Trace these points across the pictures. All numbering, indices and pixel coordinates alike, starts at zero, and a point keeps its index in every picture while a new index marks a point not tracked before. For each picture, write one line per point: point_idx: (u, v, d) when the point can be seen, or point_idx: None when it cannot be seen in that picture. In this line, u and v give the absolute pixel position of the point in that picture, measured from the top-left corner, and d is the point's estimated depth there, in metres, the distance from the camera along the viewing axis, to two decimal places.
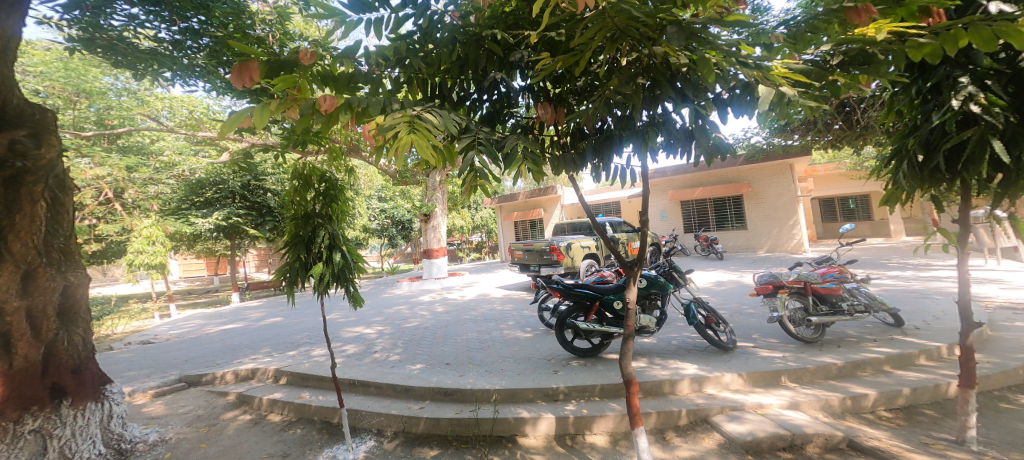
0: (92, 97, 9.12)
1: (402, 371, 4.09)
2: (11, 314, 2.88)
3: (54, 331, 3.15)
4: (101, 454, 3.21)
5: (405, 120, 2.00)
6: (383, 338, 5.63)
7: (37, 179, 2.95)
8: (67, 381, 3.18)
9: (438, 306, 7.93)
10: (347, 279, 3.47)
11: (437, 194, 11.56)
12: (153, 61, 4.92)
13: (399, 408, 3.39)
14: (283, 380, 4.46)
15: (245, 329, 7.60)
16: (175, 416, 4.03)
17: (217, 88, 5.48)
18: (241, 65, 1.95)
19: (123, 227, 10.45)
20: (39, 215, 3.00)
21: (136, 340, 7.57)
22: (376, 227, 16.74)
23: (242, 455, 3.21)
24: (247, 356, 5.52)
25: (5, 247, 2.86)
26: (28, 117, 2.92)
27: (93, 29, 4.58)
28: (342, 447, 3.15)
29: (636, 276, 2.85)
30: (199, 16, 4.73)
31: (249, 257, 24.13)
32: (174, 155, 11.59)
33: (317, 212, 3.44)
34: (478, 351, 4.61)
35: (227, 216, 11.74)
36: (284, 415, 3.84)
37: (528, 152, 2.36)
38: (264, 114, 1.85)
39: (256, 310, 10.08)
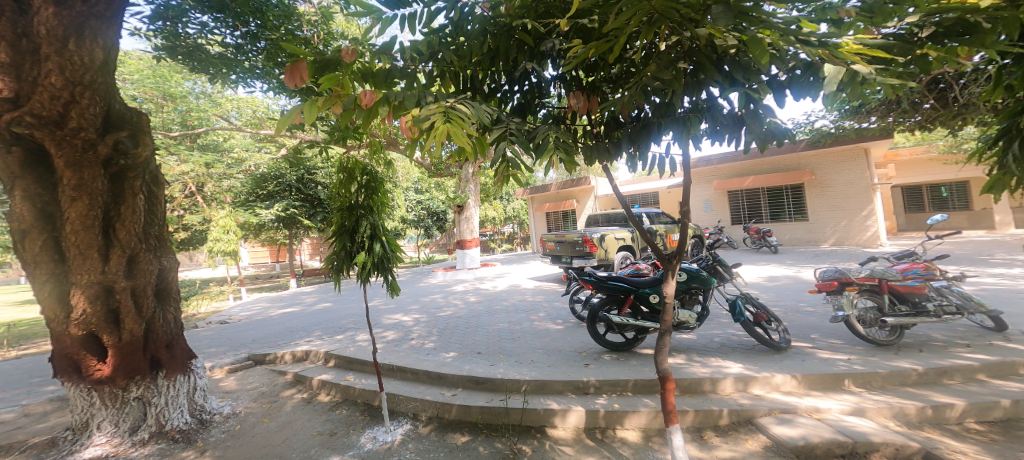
0: (175, 100, 10.09)
1: (436, 358, 4.22)
2: (120, 293, 3.29)
3: (153, 309, 3.58)
4: (187, 422, 3.62)
5: (440, 111, 2.05)
6: (420, 326, 5.82)
7: (136, 175, 3.33)
8: (163, 355, 3.63)
9: (470, 296, 8.08)
10: (386, 268, 3.62)
11: (470, 185, 11.67)
12: (223, 66, 5.37)
13: (433, 394, 3.52)
14: (332, 362, 4.76)
15: (302, 312, 8.21)
16: (244, 391, 4.45)
17: (274, 89, 5.86)
18: (292, 65, 2.05)
19: (205, 218, 11.66)
20: (139, 206, 3.38)
21: (216, 319, 8.46)
22: (414, 218, 17.57)
23: (296, 432, 3.48)
24: (303, 338, 5.95)
25: (114, 234, 3.26)
26: (128, 119, 3.24)
27: (173, 38, 5.06)
28: (382, 429, 3.33)
29: (675, 269, 2.73)
30: (256, 20, 5.06)
31: (304, 245, 25.90)
32: (243, 152, 12.95)
33: (361, 203, 3.60)
34: (508, 341, 4.66)
35: (286, 208, 12.64)
36: (332, 395, 4.11)
37: (561, 142, 2.33)
38: (312, 110, 1.96)
39: (311, 295, 10.86)
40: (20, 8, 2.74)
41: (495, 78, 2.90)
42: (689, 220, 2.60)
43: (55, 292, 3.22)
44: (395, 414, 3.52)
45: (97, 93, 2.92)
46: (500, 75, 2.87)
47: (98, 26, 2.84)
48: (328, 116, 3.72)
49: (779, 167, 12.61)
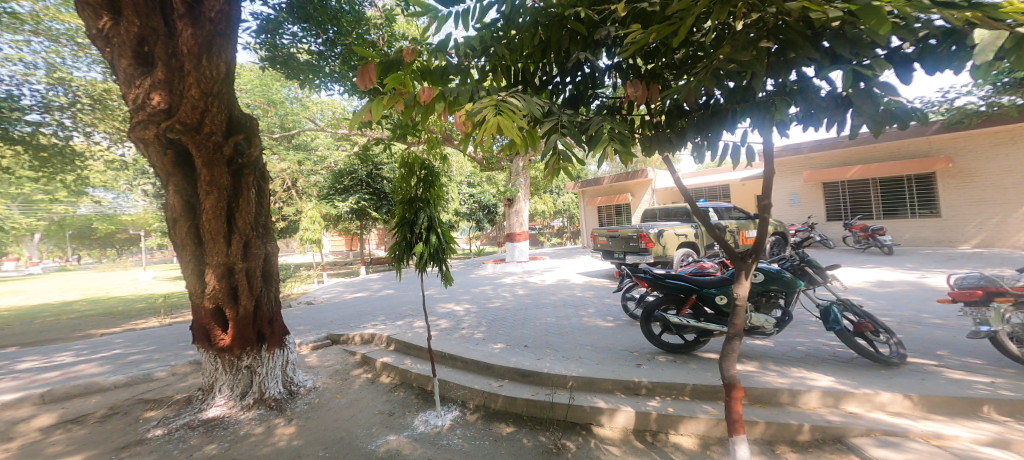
0: (276, 105, 11.41)
1: (484, 348, 4.31)
2: (237, 273, 3.80)
3: (261, 289, 4.07)
4: (280, 392, 4.09)
5: (491, 104, 2.07)
6: (471, 316, 5.96)
7: (252, 172, 3.78)
8: (268, 330, 4.12)
9: (519, 288, 8.11)
10: (441, 259, 3.77)
11: (520, 179, 11.64)
12: (309, 71, 5.91)
13: (481, 384, 3.61)
14: (393, 346, 5.07)
15: (370, 297, 8.85)
16: (323, 368, 4.91)
17: (349, 91, 6.31)
18: (362, 69, 2.23)
19: (297, 210, 13.04)
20: (252, 199, 3.84)
21: (304, 300, 9.47)
22: (466, 211, 18.00)
23: (359, 410, 3.76)
24: (369, 321, 6.41)
25: (235, 222, 3.76)
26: (246, 121, 3.68)
27: (273, 49, 5.65)
28: (433, 413, 3.48)
29: (749, 269, 2.44)
30: (333, 27, 5.51)
31: (370, 235, 27.74)
32: (325, 150, 14.19)
33: (419, 196, 3.76)
34: (556, 336, 4.61)
35: (357, 201, 13.10)
36: (392, 377, 4.39)
37: (615, 133, 2.23)
38: (378, 107, 2.11)
39: (376, 282, 11.64)
40: (163, 29, 3.21)
41: (547, 70, 2.85)
42: (770, 215, 2.37)
43: (194, 270, 3.77)
44: (446, 400, 3.66)
45: (224, 101, 3.38)
46: (552, 66, 2.82)
47: (219, 46, 3.24)
48: (391, 115, 3.93)
49: (901, 154, 10.97)
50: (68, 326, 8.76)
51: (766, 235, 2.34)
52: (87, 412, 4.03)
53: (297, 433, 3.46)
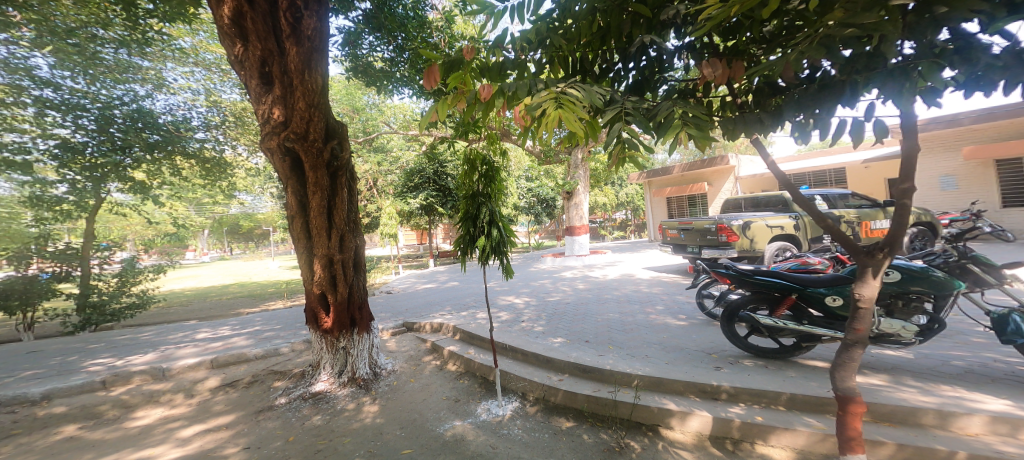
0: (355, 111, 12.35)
1: (544, 342, 4.32)
2: (335, 263, 4.21)
3: (354, 278, 4.47)
4: (367, 373, 4.43)
5: (551, 97, 1.98)
6: (531, 309, 6.00)
7: (344, 173, 4.20)
8: (359, 315, 4.51)
9: (580, 282, 7.99)
10: (502, 252, 3.84)
11: (579, 171, 11.22)
12: (384, 77, 6.28)
13: (541, 377, 3.64)
14: (458, 335, 5.26)
15: (436, 288, 9.30)
16: (399, 352, 5.27)
17: (418, 94, 6.61)
18: (427, 71, 2.29)
19: (377, 207, 14.04)
20: (344, 197, 4.24)
21: (381, 289, 10.16)
22: (525, 205, 18.17)
23: (429, 394, 3.98)
24: (437, 311, 6.72)
25: (332, 218, 4.17)
26: (340, 129, 4.07)
27: (354, 59, 6.08)
28: (495, 402, 3.58)
29: (882, 265, 1.88)
30: (402, 33, 5.82)
31: (439, 230, 29.05)
32: (398, 151, 15.10)
33: (481, 191, 3.84)
34: (619, 332, 4.48)
35: (426, 198, 13.81)
36: (457, 366, 4.57)
37: (692, 118, 1.91)
38: (442, 107, 2.20)
39: (444, 274, 12.23)
40: (275, 49, 3.53)
41: (607, 58, 2.76)
42: (910, 198, 1.78)
43: (305, 261, 4.25)
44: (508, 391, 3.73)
45: (323, 110, 3.77)
46: (613, 53, 2.70)
47: (316, 62, 3.59)
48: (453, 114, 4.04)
49: None
50: (214, 307, 10.36)
51: (904, 226, 1.76)
52: (238, 378, 4.78)
53: (380, 412, 3.74)
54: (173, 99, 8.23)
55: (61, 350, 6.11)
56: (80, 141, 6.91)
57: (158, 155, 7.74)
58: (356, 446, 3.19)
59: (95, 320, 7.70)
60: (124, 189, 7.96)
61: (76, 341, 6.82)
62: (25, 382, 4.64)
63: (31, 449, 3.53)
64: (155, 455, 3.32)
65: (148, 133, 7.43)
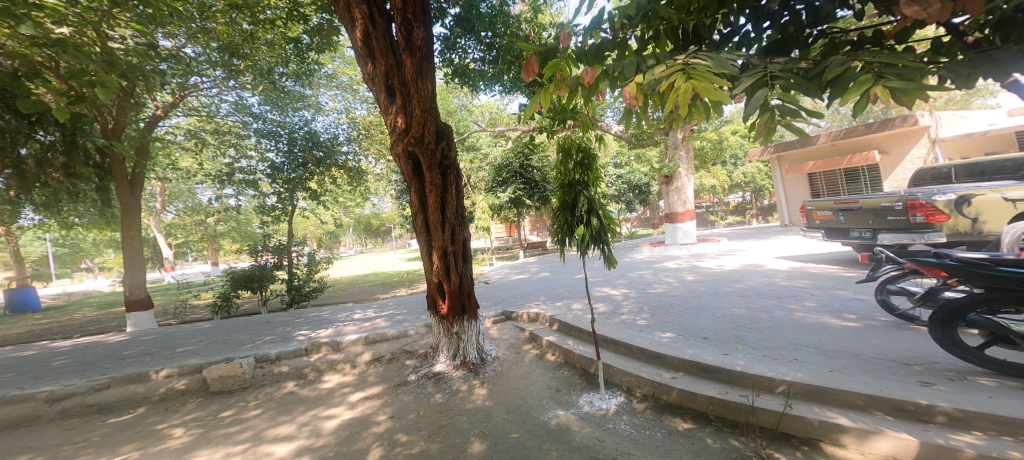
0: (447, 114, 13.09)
1: (651, 336, 4.17)
2: (449, 255, 4.54)
3: (465, 269, 4.75)
4: (474, 358, 4.69)
5: (677, 69, 1.82)
6: (629, 301, 5.85)
7: (453, 171, 4.48)
8: (470, 303, 4.79)
9: (684, 274, 7.53)
10: (603, 241, 3.59)
11: (680, 152, 10.49)
12: (476, 76, 6.48)
13: (649, 373, 3.53)
14: (555, 326, 5.31)
15: (528, 279, 9.49)
16: (500, 339, 5.49)
17: (505, 92, 6.71)
18: (526, 63, 2.35)
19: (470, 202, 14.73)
20: (453, 193, 4.52)
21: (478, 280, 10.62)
22: (614, 193, 17.58)
23: (530, 383, 4.09)
24: (532, 301, 6.87)
25: (445, 212, 4.50)
26: (448, 130, 4.34)
27: (449, 62, 6.41)
28: (597, 395, 3.59)
29: None
30: (490, 31, 5.99)
31: (524, 222, 29.60)
32: (485, 148, 15.68)
33: (577, 180, 3.65)
34: (748, 331, 4.13)
35: (514, 191, 14.12)
36: (556, 356, 4.64)
37: (884, 68, 1.61)
38: (546, 97, 2.25)
39: (535, 265, 12.45)
40: (395, 64, 3.95)
41: (728, 21, 2.39)
42: None
43: (426, 251, 4.66)
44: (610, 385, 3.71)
45: (434, 114, 4.06)
46: (737, 15, 2.33)
47: (426, 72, 3.87)
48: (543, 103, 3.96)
49: None
50: (359, 291, 11.74)
51: None
52: (381, 354, 5.43)
53: (489, 395, 4.00)
54: (327, 120, 10.27)
55: (281, 322, 7.55)
56: (280, 161, 9.14)
57: (322, 168, 9.72)
58: (472, 425, 3.48)
59: (298, 299, 9.18)
60: (305, 197, 9.89)
61: (284, 315, 8.32)
62: (266, 344, 5.90)
63: (272, 398, 4.59)
64: (335, 415, 4.03)
65: (316, 151, 9.43)
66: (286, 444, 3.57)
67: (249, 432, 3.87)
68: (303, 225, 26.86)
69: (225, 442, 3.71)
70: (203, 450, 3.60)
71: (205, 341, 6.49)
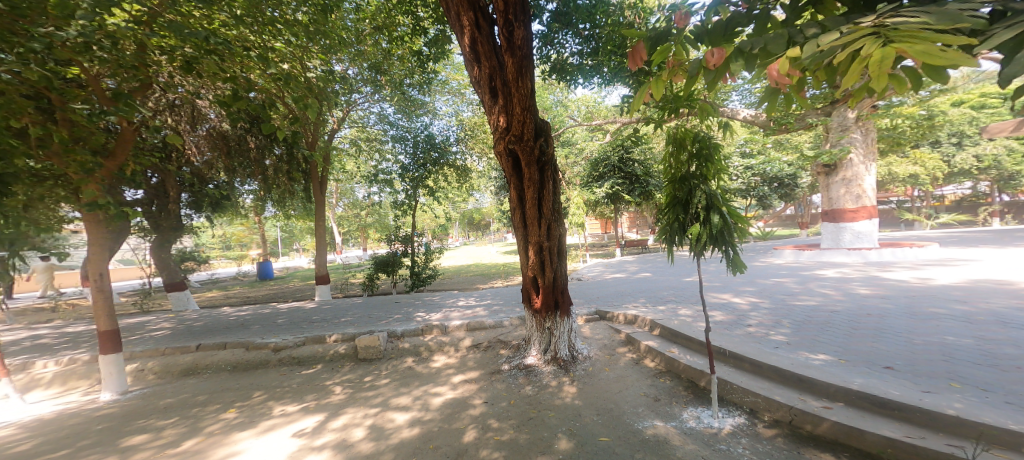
0: (547, 111, 13.22)
1: (797, 357, 3.62)
2: (544, 250, 4.51)
3: (559, 265, 4.68)
4: (565, 355, 4.62)
5: (866, 34, 1.50)
6: (747, 312, 5.26)
7: (550, 167, 4.43)
8: (562, 299, 4.71)
9: (833, 287, 6.45)
10: (725, 242, 3.15)
11: (856, 135, 9.19)
12: (575, 71, 6.35)
13: (787, 397, 3.10)
14: (656, 331, 5.00)
15: (626, 278, 9.16)
16: (592, 339, 5.34)
17: (604, 84, 6.51)
18: (632, 50, 2.29)
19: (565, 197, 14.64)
20: (551, 189, 4.48)
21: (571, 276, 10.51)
22: (742, 186, 15.27)
23: (626, 387, 3.92)
24: (630, 302, 6.58)
25: (542, 207, 4.48)
26: (546, 126, 4.31)
27: (547, 59, 6.40)
28: (707, 412, 3.29)
29: None
30: (588, 22, 5.83)
31: (624, 218, 28.38)
32: (581, 142, 15.51)
33: (693, 173, 3.26)
34: (977, 367, 3.24)
35: (612, 186, 13.51)
36: (656, 363, 4.36)
37: None
38: (659, 86, 2.11)
39: (633, 264, 11.95)
40: (497, 65, 4.05)
41: None
42: None
43: (522, 245, 4.70)
44: (726, 403, 3.38)
45: (533, 111, 4.06)
46: None
47: (527, 72, 3.89)
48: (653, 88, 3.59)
49: None
50: (462, 281, 12.35)
51: None
52: (478, 341, 5.65)
53: (579, 394, 3.92)
54: (442, 123, 10.89)
55: (405, 303, 8.29)
56: (407, 163, 10.13)
57: (435, 168, 10.40)
58: (560, 422, 3.44)
59: (417, 284, 10.09)
60: (425, 194, 10.64)
61: (404, 297, 9.13)
62: (395, 321, 6.55)
63: (396, 371, 5.10)
64: (441, 393, 4.30)
65: (433, 152, 10.18)
66: (404, 414, 3.91)
67: (381, 397, 4.33)
68: (422, 217, 29.13)
69: (364, 403, 4.19)
70: (351, 408, 4.11)
71: (359, 314, 7.41)
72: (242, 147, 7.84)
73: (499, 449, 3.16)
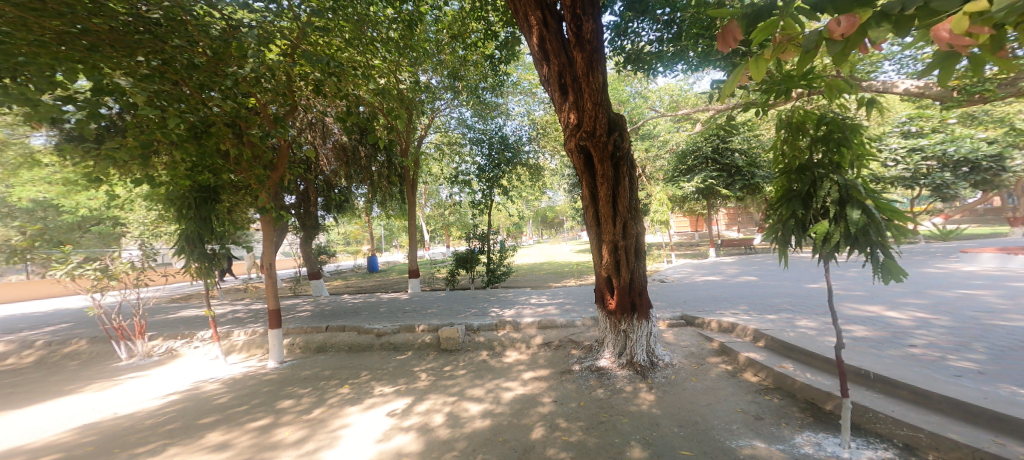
0: (624, 104, 12.83)
1: (981, 389, 2.90)
2: (620, 250, 4.25)
3: (636, 266, 4.39)
4: (644, 360, 4.34)
5: None
6: (868, 330, 4.51)
7: (626, 162, 4.15)
8: (639, 301, 4.41)
9: (992, 304, 5.28)
10: (871, 242, 2.39)
11: None
12: (654, 59, 5.96)
13: (964, 435, 2.49)
14: (762, 342, 4.47)
15: (722, 282, 8.45)
16: (677, 346, 4.97)
17: (690, 69, 6.06)
18: (724, 30, 1.90)
19: (648, 194, 13.95)
20: (627, 186, 4.21)
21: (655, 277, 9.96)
22: (905, 175, 12.50)
23: (720, 400, 3.57)
24: (727, 309, 5.98)
25: (617, 205, 4.24)
26: (621, 120, 4.04)
27: (623, 50, 6.10)
28: (835, 440, 2.83)
29: None
30: (666, 8, 5.46)
31: (720, 215, 26.43)
32: (666, 134, 14.65)
33: (817, 162, 2.71)
34: None
35: (705, 180, 12.74)
36: (761, 378, 3.89)
37: None
38: (761, 65, 1.70)
39: (730, 266, 11.04)
40: (567, 62, 3.88)
41: None
42: None
43: (596, 244, 4.49)
44: (862, 433, 2.87)
45: (606, 106, 3.83)
46: None
47: (598, 68, 3.68)
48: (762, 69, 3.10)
49: None
50: (534, 278, 12.31)
51: None
52: (550, 340, 5.54)
53: (657, 402, 3.66)
54: (514, 124, 10.94)
55: (482, 298, 8.42)
56: (484, 164, 10.33)
57: (509, 167, 10.47)
58: (634, 429, 3.23)
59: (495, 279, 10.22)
60: (500, 194, 10.73)
61: (482, 293, 9.27)
62: (472, 315, 6.69)
63: (471, 363, 5.18)
64: (512, 388, 4.27)
65: (507, 152, 10.32)
66: (477, 405, 3.94)
67: (458, 386, 4.41)
68: (497, 216, 29.75)
69: (444, 391, 4.29)
70: (434, 394, 4.23)
71: (442, 306, 7.72)
72: (358, 158, 9.01)
73: (567, 450, 3.04)
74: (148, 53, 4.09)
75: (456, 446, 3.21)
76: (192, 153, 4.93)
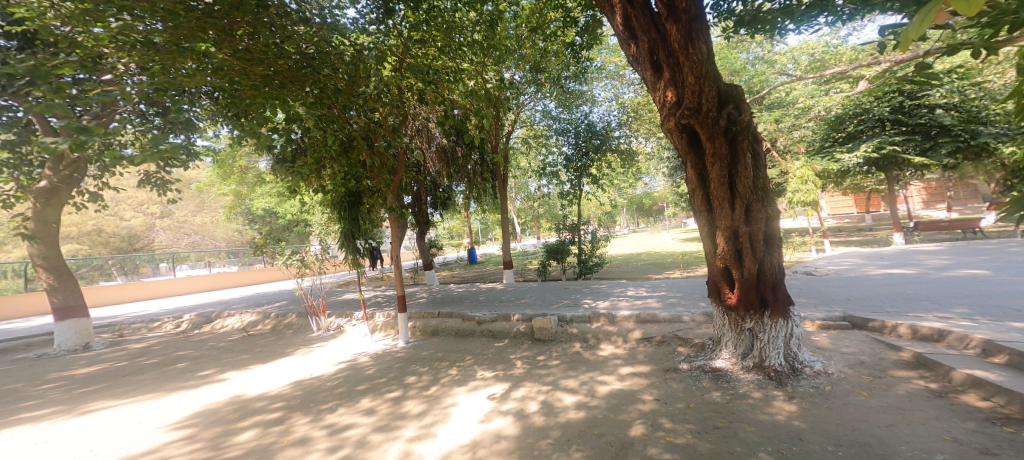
0: (739, 73, 11.46)
1: None
2: (742, 237, 3.68)
3: (764, 255, 3.75)
4: (781, 365, 3.72)
5: None
6: None
7: (745, 136, 3.55)
8: (770, 296, 3.79)
9: None
10: None
11: None
12: (777, 18, 5.08)
13: None
14: (1002, 359, 3.37)
15: (917, 278, 6.78)
16: (839, 353, 4.14)
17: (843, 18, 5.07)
18: None
19: (782, 171, 12.14)
20: (748, 163, 3.60)
21: (801, 269, 8.55)
22: None
23: (913, 424, 2.84)
24: (931, 312, 4.72)
25: (736, 187, 3.66)
26: (735, 89, 3.47)
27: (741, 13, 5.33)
28: None
29: None
30: None
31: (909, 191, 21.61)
32: (807, 100, 12.56)
33: None
34: None
35: (879, 146, 10.66)
36: (994, 402, 2.95)
37: None
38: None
39: (933, 257, 8.80)
40: (658, 36, 3.47)
41: None
42: None
43: (709, 232, 3.96)
44: None
45: (712, 78, 3.31)
46: None
47: (699, 38, 3.21)
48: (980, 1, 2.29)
49: None
50: (633, 269, 11.68)
51: None
52: (649, 335, 5.13)
53: (799, 414, 3.11)
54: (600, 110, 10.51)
55: (572, 289, 8.24)
56: (570, 153, 9.97)
57: (597, 154, 10.02)
58: (760, 441, 2.80)
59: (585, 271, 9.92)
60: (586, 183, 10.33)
61: (582, 284, 9.01)
62: (563, 306, 6.55)
63: (565, 354, 5.04)
64: (608, 382, 4.03)
65: (594, 140, 9.87)
66: (571, 395, 3.80)
67: (551, 376, 4.32)
68: (587, 206, 29.09)
69: (538, 380, 4.24)
70: (528, 382, 4.20)
71: (534, 296, 7.73)
72: (454, 158, 9.70)
73: (671, 452, 2.76)
74: (310, 84, 5.04)
75: (550, 435, 3.12)
76: (344, 166, 5.71)
